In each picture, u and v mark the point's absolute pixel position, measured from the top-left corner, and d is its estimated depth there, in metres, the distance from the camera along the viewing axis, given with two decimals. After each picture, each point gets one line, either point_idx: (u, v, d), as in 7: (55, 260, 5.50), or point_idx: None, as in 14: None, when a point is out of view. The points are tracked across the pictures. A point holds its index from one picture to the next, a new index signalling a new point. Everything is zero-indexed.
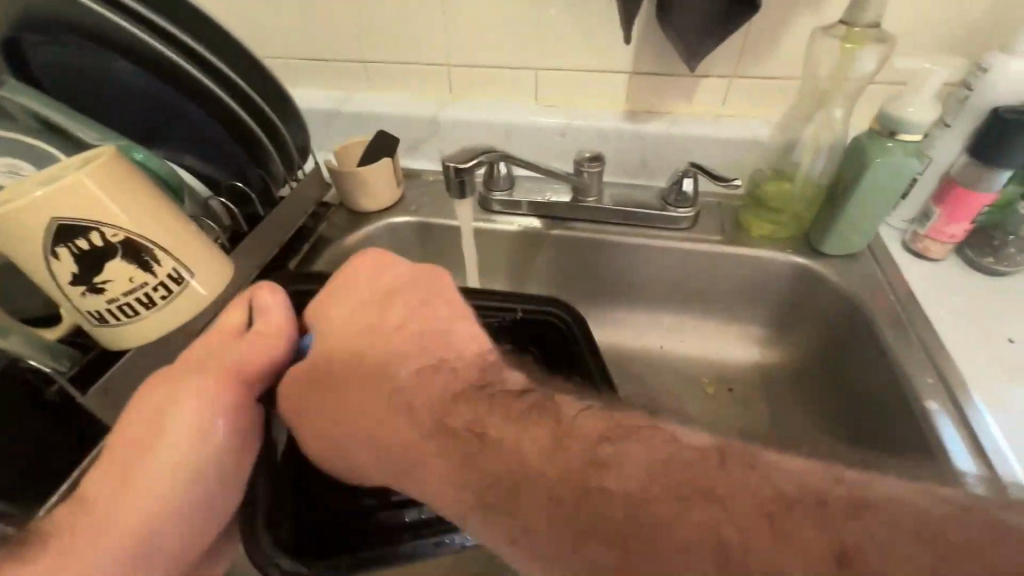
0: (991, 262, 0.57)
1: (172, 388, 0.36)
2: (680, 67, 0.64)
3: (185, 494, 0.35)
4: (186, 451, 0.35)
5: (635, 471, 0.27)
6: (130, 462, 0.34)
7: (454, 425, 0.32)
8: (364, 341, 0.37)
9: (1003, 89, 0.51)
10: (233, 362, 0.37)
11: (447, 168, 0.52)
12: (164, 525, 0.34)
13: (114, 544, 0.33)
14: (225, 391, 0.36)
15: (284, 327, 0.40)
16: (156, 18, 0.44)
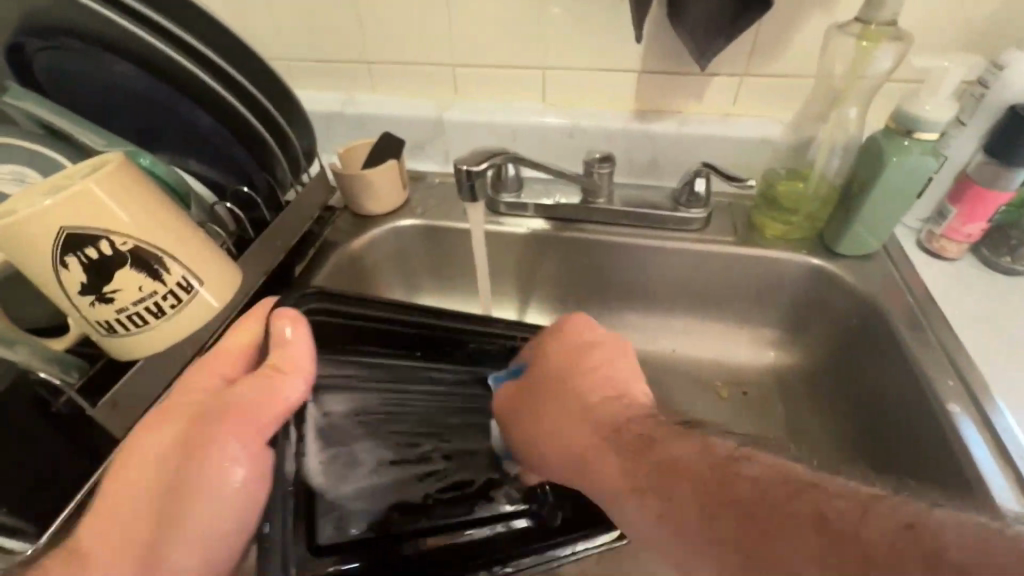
0: (1007, 262, 0.56)
1: (184, 423, 0.34)
2: (689, 66, 0.63)
3: (179, 550, 0.33)
4: (184, 501, 0.33)
5: (761, 476, 0.31)
6: (139, 495, 0.34)
7: (627, 442, 0.36)
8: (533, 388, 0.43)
9: (1020, 87, 0.50)
10: (240, 403, 0.34)
11: (457, 170, 0.51)
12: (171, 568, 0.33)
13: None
14: (233, 441, 0.33)
15: (302, 366, 0.36)
16: (164, 22, 0.44)
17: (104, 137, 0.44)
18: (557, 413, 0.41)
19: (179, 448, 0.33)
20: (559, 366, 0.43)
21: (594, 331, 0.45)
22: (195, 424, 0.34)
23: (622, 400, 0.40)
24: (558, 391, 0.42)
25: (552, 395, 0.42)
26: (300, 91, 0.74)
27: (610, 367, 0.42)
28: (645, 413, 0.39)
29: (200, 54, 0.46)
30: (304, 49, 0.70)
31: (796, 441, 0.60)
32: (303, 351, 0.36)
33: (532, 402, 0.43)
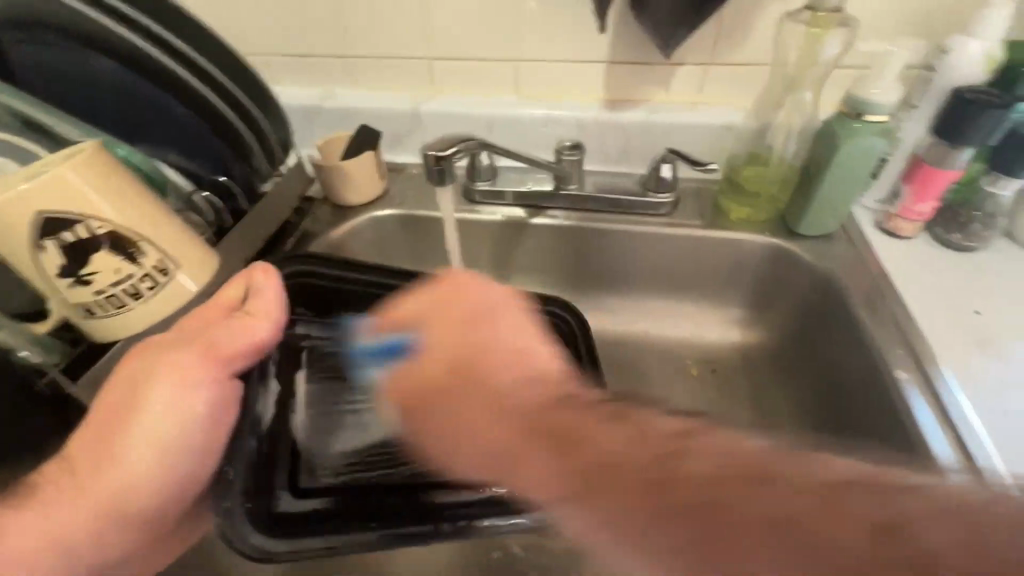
0: (958, 239, 0.59)
1: (154, 362, 0.38)
2: (655, 56, 0.65)
3: (158, 466, 0.37)
4: (163, 426, 0.37)
5: (714, 462, 0.25)
6: (111, 428, 0.37)
7: (541, 426, 0.29)
8: (452, 373, 0.33)
9: (965, 69, 0.52)
10: (216, 339, 0.38)
11: (426, 156, 0.53)
12: (143, 490, 0.37)
13: (97, 502, 0.36)
14: (206, 369, 0.37)
15: (270, 312, 0.40)
16: (137, 16, 0.45)
17: (82, 129, 0.46)
18: (460, 411, 0.31)
19: (162, 381, 0.37)
20: (443, 301, 0.37)
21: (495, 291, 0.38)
22: (167, 362, 0.38)
23: (527, 377, 0.32)
24: (481, 386, 0.32)
25: (456, 377, 0.33)
26: (276, 85, 0.75)
27: (483, 290, 0.38)
28: (553, 395, 0.30)
29: (172, 46, 0.47)
30: (279, 44, 0.71)
31: (761, 415, 0.63)
32: (270, 298, 0.40)
33: (434, 406, 0.33)
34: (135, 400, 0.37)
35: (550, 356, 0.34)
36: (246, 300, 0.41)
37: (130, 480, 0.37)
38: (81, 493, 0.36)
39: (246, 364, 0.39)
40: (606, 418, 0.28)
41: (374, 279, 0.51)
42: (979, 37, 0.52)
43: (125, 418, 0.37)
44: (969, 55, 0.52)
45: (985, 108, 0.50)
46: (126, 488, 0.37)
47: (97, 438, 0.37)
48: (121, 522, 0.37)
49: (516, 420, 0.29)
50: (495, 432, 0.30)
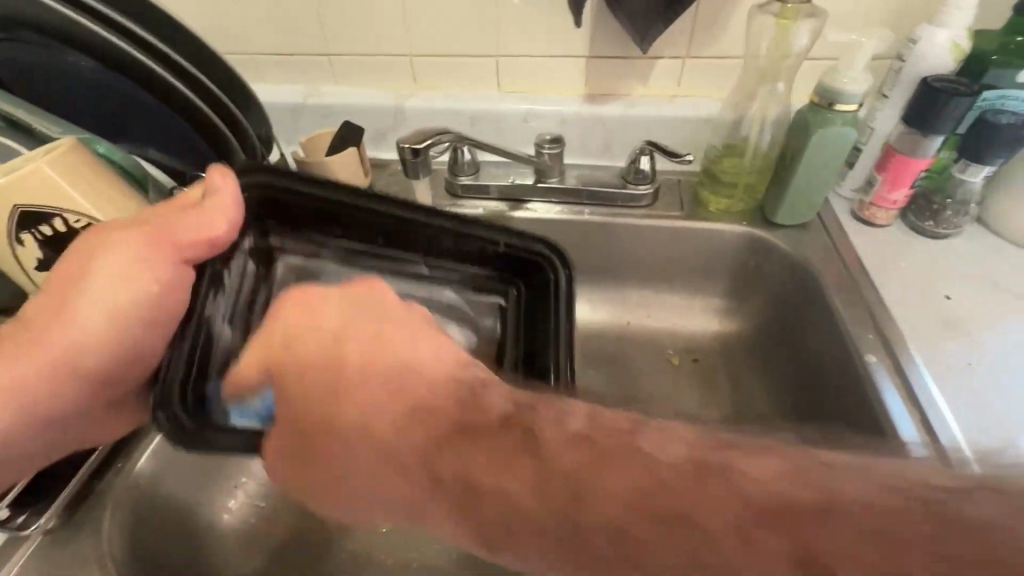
0: (931, 226, 0.60)
1: (107, 241, 0.38)
2: (633, 50, 0.66)
3: (114, 342, 0.39)
4: (118, 300, 0.38)
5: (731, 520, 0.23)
6: (65, 296, 0.37)
7: (443, 482, 0.28)
8: (305, 406, 0.31)
9: (933, 59, 0.53)
10: (171, 230, 0.38)
11: (403, 149, 0.55)
12: (93, 357, 0.39)
13: (50, 363, 0.38)
14: (162, 256, 0.38)
15: (229, 210, 0.39)
16: (118, 17, 0.46)
17: (62, 127, 0.46)
18: (344, 466, 0.30)
19: (115, 249, 0.37)
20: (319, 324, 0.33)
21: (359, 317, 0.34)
22: (122, 241, 0.38)
23: (414, 403, 0.29)
24: (344, 408, 0.30)
25: (330, 402, 0.30)
26: (260, 82, 0.76)
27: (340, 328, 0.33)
28: (447, 427, 0.28)
29: (151, 45, 0.48)
30: (263, 42, 0.72)
31: (741, 403, 0.64)
32: (228, 200, 0.39)
33: (315, 453, 0.31)
34: (89, 271, 0.37)
35: (453, 357, 0.32)
36: (204, 195, 0.39)
37: (84, 338, 0.38)
38: (35, 348, 0.37)
39: (205, 255, 0.39)
40: (475, 443, 0.27)
41: (349, 199, 0.44)
42: (945, 28, 0.52)
43: (79, 278, 0.37)
44: (937, 45, 0.53)
45: (951, 97, 0.51)
46: (76, 346, 0.38)
47: (54, 295, 0.38)
48: (73, 386, 0.39)
49: (420, 440, 0.28)
50: (371, 459, 0.29)
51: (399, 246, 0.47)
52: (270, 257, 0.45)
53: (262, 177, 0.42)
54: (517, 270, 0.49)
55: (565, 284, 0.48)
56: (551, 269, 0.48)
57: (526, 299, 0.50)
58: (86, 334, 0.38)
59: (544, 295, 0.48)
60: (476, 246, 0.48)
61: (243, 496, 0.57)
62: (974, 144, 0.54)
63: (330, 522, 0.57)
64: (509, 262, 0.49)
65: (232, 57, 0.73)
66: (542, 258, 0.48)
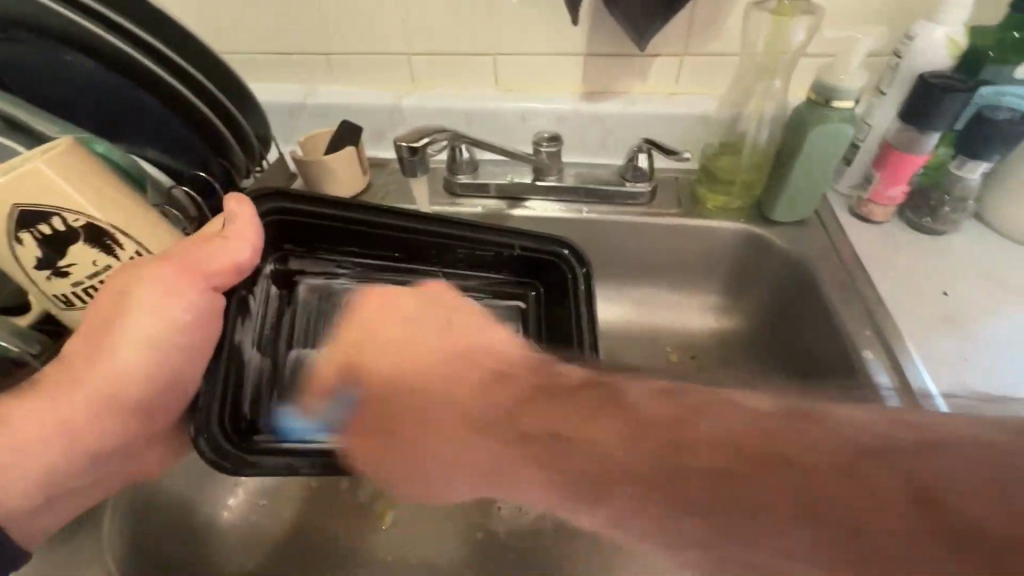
0: (929, 222, 0.59)
1: (138, 277, 0.39)
2: (630, 48, 0.66)
3: (145, 381, 0.39)
4: (150, 337, 0.39)
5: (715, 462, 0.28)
6: (101, 337, 0.38)
7: (530, 442, 0.31)
8: (383, 395, 0.36)
9: (929, 56, 0.53)
10: (195, 260, 0.39)
11: (400, 147, 0.56)
12: (127, 398, 0.39)
13: (85, 405, 0.38)
14: (192, 285, 0.39)
15: (248, 235, 0.41)
16: (120, 19, 0.46)
17: (60, 126, 0.46)
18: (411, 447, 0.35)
19: (146, 292, 0.38)
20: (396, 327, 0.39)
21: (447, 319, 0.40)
22: (155, 275, 0.39)
23: (493, 378, 0.34)
24: (414, 394, 0.35)
25: (406, 391, 0.35)
26: (258, 81, 0.76)
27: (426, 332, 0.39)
28: (528, 389, 0.33)
29: (151, 46, 0.48)
30: (262, 41, 0.72)
31: None
32: (247, 227, 0.41)
33: (389, 437, 0.35)
34: (123, 308, 0.38)
35: (509, 343, 0.37)
36: (224, 224, 0.41)
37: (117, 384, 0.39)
38: (71, 387, 0.37)
39: (230, 282, 0.41)
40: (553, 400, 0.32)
41: (360, 216, 0.47)
42: (943, 24, 0.52)
43: (111, 323, 0.38)
44: (933, 42, 0.53)
45: (947, 92, 0.51)
46: (113, 387, 0.39)
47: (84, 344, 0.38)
48: (107, 426, 0.39)
49: (499, 411, 0.33)
50: (439, 430, 0.34)
51: (410, 255, 0.50)
52: (292, 281, 0.50)
53: (278, 204, 0.45)
54: (534, 271, 0.52)
55: (584, 277, 0.50)
56: (569, 270, 0.50)
57: (545, 297, 0.52)
58: (118, 374, 0.38)
59: (563, 291, 0.50)
60: (491, 252, 0.51)
61: (242, 493, 0.57)
62: (971, 138, 0.54)
63: (328, 519, 0.57)
64: (526, 263, 0.51)
65: (230, 56, 0.74)
66: (557, 258, 0.50)
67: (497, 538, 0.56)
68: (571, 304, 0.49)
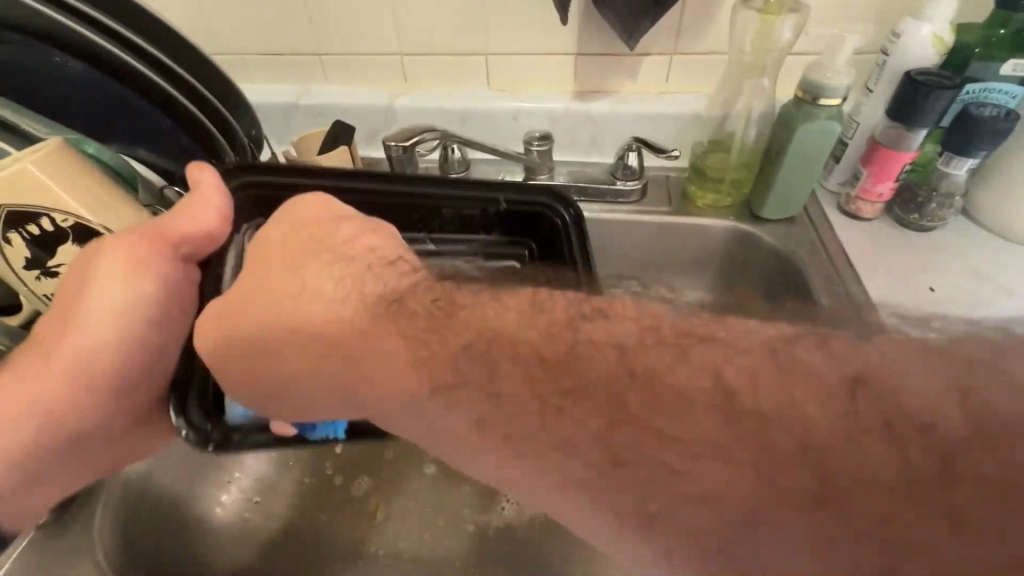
0: (916, 219, 0.60)
1: (97, 250, 0.39)
2: (620, 47, 0.67)
3: (112, 350, 0.40)
4: (114, 305, 0.40)
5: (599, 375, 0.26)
6: (68, 309, 0.40)
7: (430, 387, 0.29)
8: (260, 272, 0.34)
9: (915, 54, 0.54)
10: (159, 225, 0.40)
11: (390, 146, 0.57)
12: (97, 371, 0.40)
13: (60, 375, 0.40)
14: (154, 250, 0.40)
15: (211, 199, 0.41)
16: (111, 23, 0.47)
17: (51, 127, 0.47)
18: (288, 288, 0.32)
19: (113, 263, 0.39)
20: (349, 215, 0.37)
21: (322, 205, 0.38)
22: (114, 243, 0.39)
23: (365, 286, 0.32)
24: (295, 276, 0.33)
25: (285, 272, 0.33)
26: (250, 82, 0.76)
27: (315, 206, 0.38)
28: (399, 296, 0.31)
29: (141, 49, 0.49)
30: (254, 42, 0.72)
31: None
32: (212, 189, 0.41)
33: (244, 294, 0.34)
34: (85, 278, 0.39)
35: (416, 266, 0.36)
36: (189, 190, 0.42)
37: (95, 356, 0.40)
38: (47, 358, 0.40)
39: (196, 247, 0.41)
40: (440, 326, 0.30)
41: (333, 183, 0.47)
42: (929, 21, 0.53)
43: (75, 296, 0.40)
44: (920, 40, 0.53)
45: (933, 89, 0.51)
46: (85, 360, 0.40)
47: (58, 316, 0.40)
48: (83, 399, 0.41)
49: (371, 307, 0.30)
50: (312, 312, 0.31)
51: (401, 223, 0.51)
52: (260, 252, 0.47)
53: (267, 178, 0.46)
54: (522, 226, 0.52)
55: (574, 225, 0.49)
56: (557, 216, 0.50)
57: (540, 252, 0.51)
58: (85, 345, 0.40)
59: (558, 243, 0.50)
60: (476, 210, 0.51)
61: (235, 491, 0.58)
62: (957, 136, 0.54)
63: (321, 516, 0.57)
64: (512, 217, 0.51)
65: (222, 57, 0.74)
66: (545, 207, 0.50)
67: (488, 535, 0.56)
68: (567, 247, 0.49)
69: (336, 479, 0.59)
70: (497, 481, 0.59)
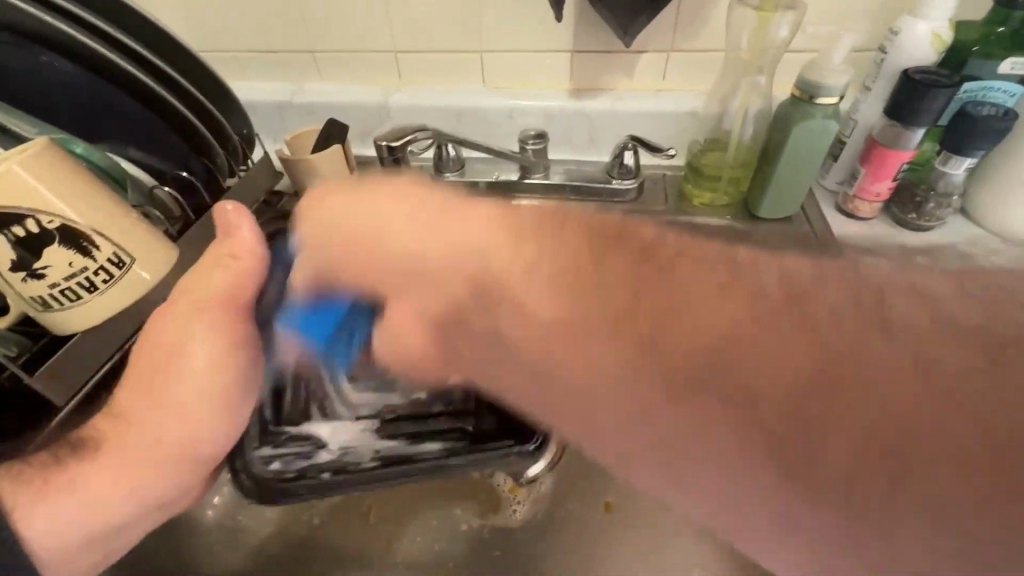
0: (913, 218, 0.59)
1: (181, 321, 0.41)
2: (616, 44, 0.66)
3: (210, 417, 0.42)
4: (211, 375, 0.42)
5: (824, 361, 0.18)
6: (157, 382, 0.41)
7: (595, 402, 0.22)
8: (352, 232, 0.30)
9: (913, 51, 0.53)
10: (223, 291, 0.42)
11: (381, 146, 0.57)
12: (197, 440, 0.42)
13: (160, 452, 0.40)
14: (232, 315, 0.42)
15: (252, 248, 0.42)
16: (98, 22, 0.46)
17: (38, 127, 0.46)
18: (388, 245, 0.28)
19: (198, 340, 0.41)
20: (447, 224, 0.27)
21: (415, 224, 0.28)
22: (197, 304, 0.41)
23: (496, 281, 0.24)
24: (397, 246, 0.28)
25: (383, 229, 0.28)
26: (243, 79, 0.75)
27: (387, 212, 0.29)
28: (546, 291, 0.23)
29: (127, 47, 0.48)
30: (246, 39, 0.71)
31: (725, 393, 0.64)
32: (247, 234, 0.42)
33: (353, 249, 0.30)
34: (178, 351, 0.41)
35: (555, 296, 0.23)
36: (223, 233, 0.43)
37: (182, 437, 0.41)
38: (136, 437, 0.40)
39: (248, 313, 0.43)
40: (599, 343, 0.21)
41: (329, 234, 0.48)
42: (927, 19, 0.52)
43: (169, 368, 0.41)
44: (917, 37, 0.53)
45: (931, 88, 0.50)
46: (184, 439, 0.41)
47: (145, 389, 0.41)
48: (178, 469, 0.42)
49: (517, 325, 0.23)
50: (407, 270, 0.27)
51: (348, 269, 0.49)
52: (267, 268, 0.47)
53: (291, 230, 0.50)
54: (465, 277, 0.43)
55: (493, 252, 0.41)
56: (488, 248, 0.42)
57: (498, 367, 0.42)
58: (185, 419, 0.41)
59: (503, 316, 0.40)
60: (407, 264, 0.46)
61: (228, 492, 0.57)
62: (956, 134, 0.53)
63: (315, 517, 0.57)
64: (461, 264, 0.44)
65: (215, 55, 0.73)
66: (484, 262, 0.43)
67: (485, 535, 0.56)
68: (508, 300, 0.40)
69: None
70: (494, 485, 0.58)
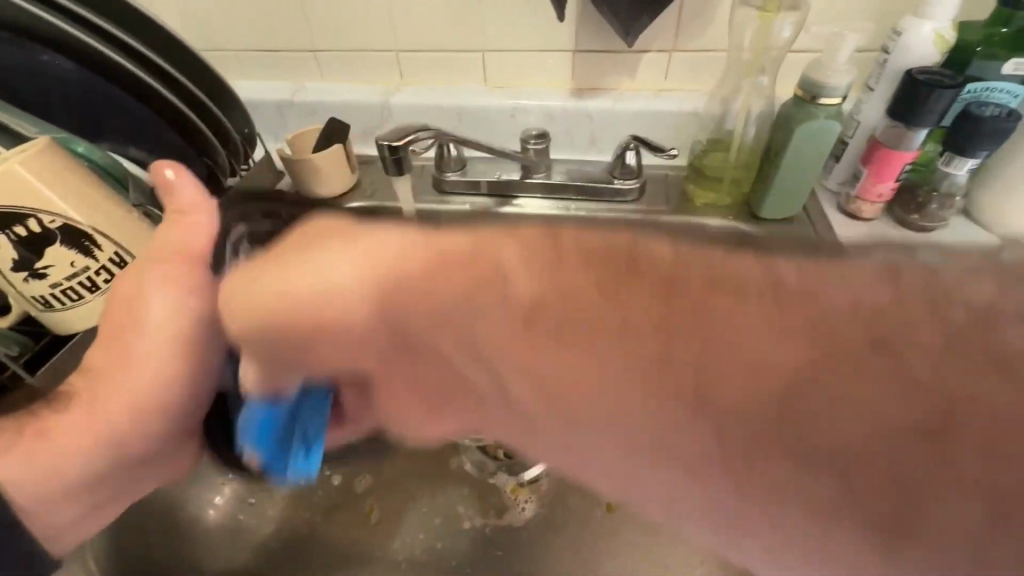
0: (917, 220, 0.59)
1: (135, 279, 0.41)
2: (618, 43, 0.66)
3: (177, 371, 0.42)
4: (167, 326, 0.41)
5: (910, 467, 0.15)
6: (122, 340, 0.40)
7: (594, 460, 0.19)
8: (286, 264, 0.22)
9: (916, 52, 0.53)
10: (173, 244, 0.42)
11: (382, 145, 0.57)
12: (163, 399, 0.42)
13: (126, 409, 0.40)
14: (184, 266, 0.42)
15: (196, 203, 0.43)
16: (100, 21, 0.46)
17: (39, 126, 0.46)
18: (315, 293, 0.21)
19: (152, 294, 0.41)
20: (393, 272, 0.20)
21: (359, 263, 0.21)
22: (150, 255, 0.42)
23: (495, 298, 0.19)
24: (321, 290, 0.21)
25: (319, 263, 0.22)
26: (243, 78, 0.75)
27: (346, 259, 0.21)
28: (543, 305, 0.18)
29: (129, 46, 0.48)
30: (246, 38, 0.71)
31: None
32: (188, 189, 0.43)
33: (273, 271, 0.22)
34: (137, 308, 0.40)
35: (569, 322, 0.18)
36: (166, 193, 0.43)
37: (148, 404, 0.41)
38: (107, 412, 0.40)
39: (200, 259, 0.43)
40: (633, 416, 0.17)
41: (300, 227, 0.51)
42: (930, 19, 0.52)
43: (132, 327, 0.40)
44: (921, 37, 0.53)
45: (934, 89, 0.50)
46: (151, 401, 0.41)
47: (110, 350, 0.40)
48: (143, 428, 0.41)
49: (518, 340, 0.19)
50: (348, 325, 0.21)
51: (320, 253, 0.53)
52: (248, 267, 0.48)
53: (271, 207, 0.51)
54: None
55: None
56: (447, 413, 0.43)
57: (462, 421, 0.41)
58: (151, 376, 0.41)
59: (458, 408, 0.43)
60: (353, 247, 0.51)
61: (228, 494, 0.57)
62: (960, 136, 0.53)
63: (315, 516, 0.57)
64: None
65: (215, 54, 0.73)
66: None
67: (486, 535, 0.56)
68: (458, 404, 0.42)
69: (334, 480, 0.58)
70: (496, 484, 0.58)
